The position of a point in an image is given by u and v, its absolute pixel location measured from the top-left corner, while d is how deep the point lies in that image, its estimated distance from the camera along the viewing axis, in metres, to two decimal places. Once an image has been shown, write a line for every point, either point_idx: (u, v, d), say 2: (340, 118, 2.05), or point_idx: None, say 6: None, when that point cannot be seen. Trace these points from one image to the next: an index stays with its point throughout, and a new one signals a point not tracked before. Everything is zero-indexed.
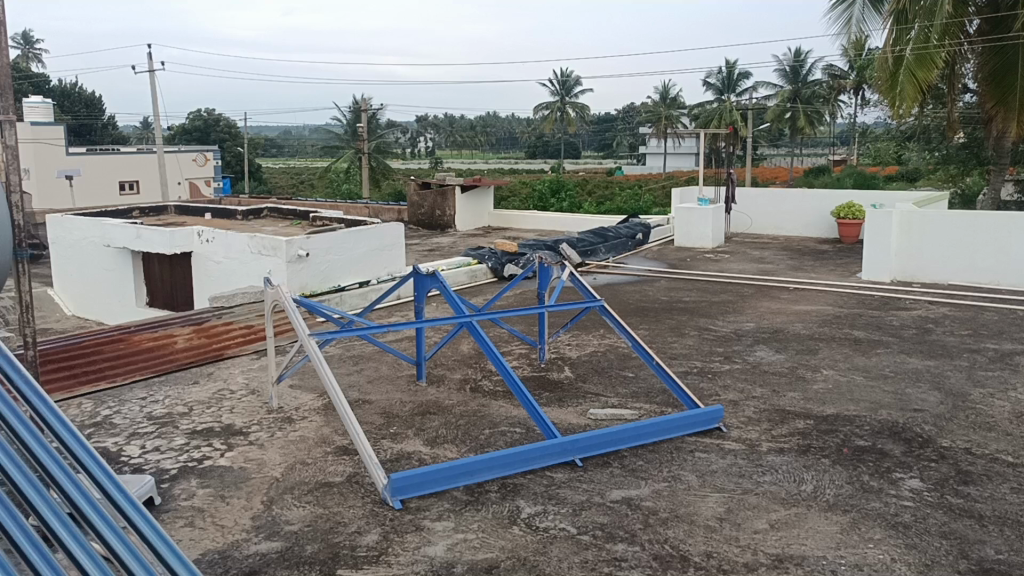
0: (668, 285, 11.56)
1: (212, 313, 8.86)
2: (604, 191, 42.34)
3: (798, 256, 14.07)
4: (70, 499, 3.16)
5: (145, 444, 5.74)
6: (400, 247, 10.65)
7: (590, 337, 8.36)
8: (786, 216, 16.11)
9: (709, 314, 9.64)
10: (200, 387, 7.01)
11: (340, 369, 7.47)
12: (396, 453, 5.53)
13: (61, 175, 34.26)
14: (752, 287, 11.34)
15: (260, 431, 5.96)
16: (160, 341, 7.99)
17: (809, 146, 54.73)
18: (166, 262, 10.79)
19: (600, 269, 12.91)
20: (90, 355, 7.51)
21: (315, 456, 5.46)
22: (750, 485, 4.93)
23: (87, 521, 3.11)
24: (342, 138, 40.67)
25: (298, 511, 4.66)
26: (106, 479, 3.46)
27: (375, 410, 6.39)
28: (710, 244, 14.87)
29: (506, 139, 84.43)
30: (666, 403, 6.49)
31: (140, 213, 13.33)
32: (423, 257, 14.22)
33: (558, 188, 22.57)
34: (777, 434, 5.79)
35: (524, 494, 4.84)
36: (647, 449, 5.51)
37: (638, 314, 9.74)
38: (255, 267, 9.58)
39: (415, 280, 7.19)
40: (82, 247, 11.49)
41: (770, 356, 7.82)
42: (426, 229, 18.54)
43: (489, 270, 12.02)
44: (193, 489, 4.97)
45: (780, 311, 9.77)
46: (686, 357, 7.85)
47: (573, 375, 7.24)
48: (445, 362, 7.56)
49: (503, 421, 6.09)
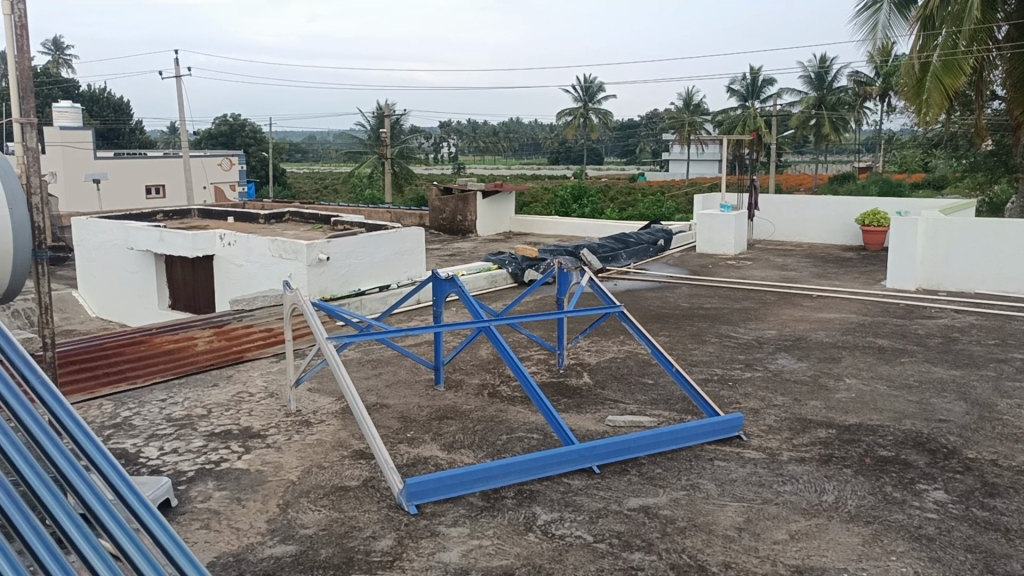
0: (690, 292, 11.48)
1: (233, 316, 8.89)
2: (627, 198, 42.22)
3: (822, 263, 13.93)
4: (82, 500, 3.16)
5: (163, 446, 5.76)
6: (420, 251, 10.66)
7: (610, 343, 8.31)
8: (809, 223, 15.96)
9: (731, 321, 9.56)
10: (219, 390, 7.03)
11: (358, 373, 7.47)
12: (413, 458, 5.50)
13: (88, 179, 34.67)
14: (775, 294, 11.24)
15: (278, 434, 5.96)
16: (181, 344, 8.03)
17: (834, 154, 54.32)
18: (188, 265, 10.86)
19: (621, 275, 12.84)
20: (111, 357, 7.56)
21: (332, 460, 5.46)
22: (770, 495, 4.86)
23: (99, 522, 3.10)
24: (365, 144, 40.85)
25: (314, 515, 4.65)
26: (119, 479, 3.47)
27: (393, 414, 6.38)
28: (732, 251, 14.76)
29: (529, 145, 84.48)
30: (686, 410, 6.42)
31: (164, 216, 13.44)
32: (444, 262, 14.23)
33: (579, 194, 22.51)
34: (798, 443, 5.71)
35: (541, 500, 4.80)
36: (666, 456, 5.45)
37: (658, 320, 9.68)
38: (276, 271, 9.61)
39: (434, 284, 7.17)
40: (106, 249, 11.59)
41: (792, 364, 7.73)
42: (447, 234, 18.56)
43: (509, 275, 12.00)
44: (210, 492, 4.97)
45: (803, 319, 9.66)
46: (706, 364, 7.78)
47: (592, 381, 7.19)
48: (463, 367, 7.54)
49: (520, 427, 6.05)
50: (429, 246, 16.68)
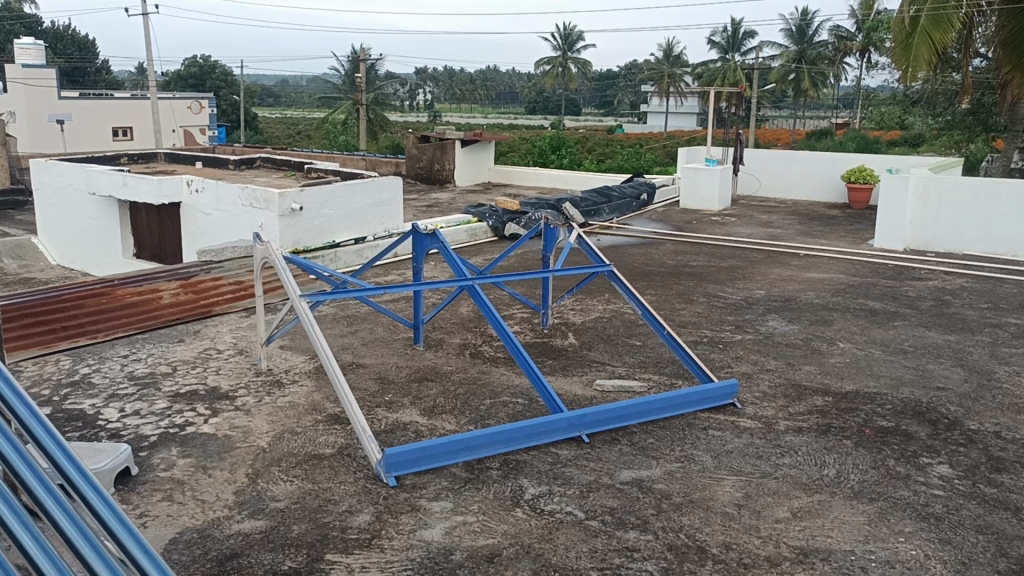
0: (674, 249, 11.19)
1: (199, 267, 8.46)
2: (604, 150, 41.75)
3: (807, 221, 13.68)
4: (13, 470, 2.75)
5: (124, 407, 5.39)
6: (398, 202, 10.24)
7: (595, 302, 8.01)
8: (794, 179, 15.69)
9: (718, 280, 9.30)
10: (185, 346, 6.66)
11: (333, 330, 7.12)
12: (391, 424, 5.20)
13: (51, 119, 33.68)
14: (761, 252, 10.99)
15: (247, 396, 5.62)
16: (144, 296, 7.61)
17: (811, 109, 54.00)
18: (154, 212, 10.37)
19: (603, 230, 12.53)
20: (70, 308, 7.13)
21: (305, 425, 5.13)
22: (768, 468, 4.61)
23: (32, 495, 2.70)
24: (339, 89, 39.89)
25: (286, 486, 4.34)
26: (54, 444, 3.05)
27: (370, 375, 6.06)
28: (716, 206, 14.48)
29: (507, 93, 83.35)
30: (676, 375, 6.16)
31: (128, 160, 12.86)
32: (421, 213, 13.81)
33: (559, 145, 22.03)
34: (795, 411, 5.47)
35: (528, 472, 4.52)
36: (657, 425, 5.19)
37: (644, 278, 9.39)
38: (247, 220, 9.17)
39: (414, 238, 6.80)
40: (67, 194, 11.04)
41: (783, 327, 7.49)
42: (425, 183, 18.08)
43: (489, 228, 11.65)
44: (174, 459, 4.64)
45: (791, 279, 9.42)
46: (695, 325, 7.52)
47: (578, 342, 6.91)
48: (443, 326, 7.21)
49: (504, 391, 5.75)
50: (405, 196, 16.21)
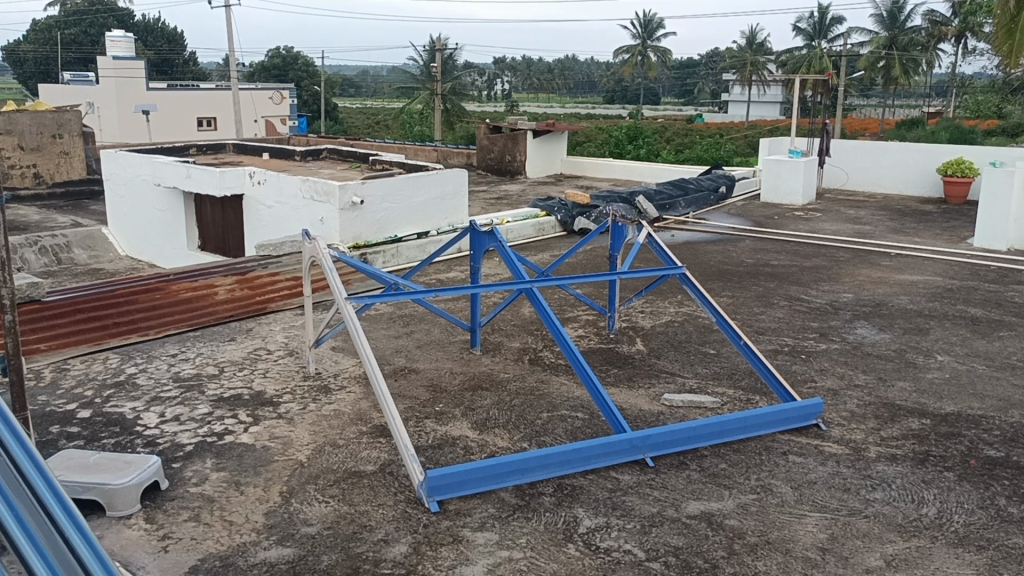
0: (754, 246, 10.55)
1: (257, 262, 8.26)
2: (682, 140, 40.71)
3: (898, 216, 12.83)
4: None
5: (164, 412, 5.16)
6: (463, 195, 9.88)
7: (667, 305, 7.51)
8: (885, 172, 14.79)
9: (801, 281, 8.66)
10: (235, 345, 6.43)
11: (388, 331, 6.81)
12: (439, 438, 4.82)
13: (137, 110, 34.56)
14: (849, 251, 10.26)
15: (292, 402, 5.33)
16: (198, 290, 7.43)
17: (902, 97, 51.75)
18: (217, 204, 10.26)
19: (678, 225, 11.94)
20: (124, 303, 7.00)
21: (348, 437, 4.80)
22: (857, 505, 4.08)
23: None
24: (416, 79, 39.89)
25: (320, 509, 4.01)
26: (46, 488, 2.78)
27: (421, 382, 5.70)
28: (799, 200, 13.73)
29: (585, 82, 82.43)
30: (754, 389, 5.63)
31: (197, 151, 12.83)
32: (490, 206, 13.45)
33: (635, 135, 21.34)
34: (888, 436, 4.89)
35: (584, 500, 4.09)
36: (731, 449, 4.69)
37: (720, 278, 8.82)
38: (307, 213, 8.94)
39: (472, 236, 6.42)
40: (135, 185, 11.03)
41: (873, 336, 6.86)
42: (495, 174, 17.72)
43: (558, 222, 11.21)
44: (207, 472, 4.36)
45: (882, 281, 8.72)
46: (774, 332, 6.94)
47: (646, 349, 6.42)
48: (503, 328, 6.82)
49: (564, 404, 5.32)
50: (475, 187, 15.87)
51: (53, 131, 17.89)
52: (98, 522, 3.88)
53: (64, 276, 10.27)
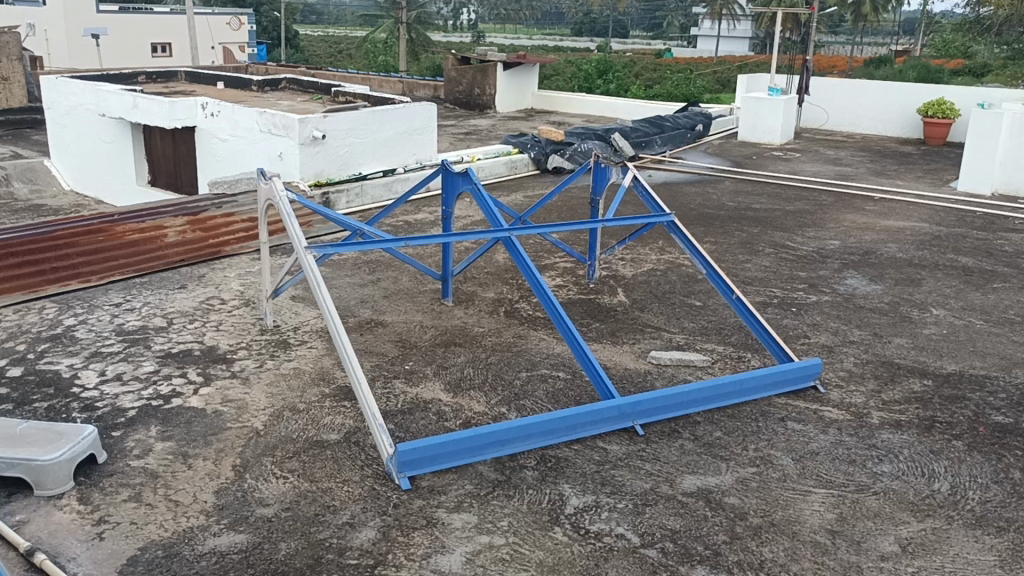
0: (734, 188, 10.16)
1: (210, 201, 7.68)
2: (650, 75, 39.97)
3: (878, 158, 12.51)
4: None
5: (106, 370, 4.69)
6: (431, 131, 9.31)
7: (648, 252, 7.12)
8: (864, 112, 14.42)
9: (785, 227, 8.31)
10: (186, 294, 5.92)
11: (352, 278, 6.34)
12: (409, 402, 4.41)
13: (87, 34, 33.00)
14: (832, 194, 9.90)
15: (247, 359, 4.88)
16: (146, 231, 6.86)
17: (871, 35, 51.31)
18: (168, 136, 9.59)
19: (655, 164, 11.50)
20: (63, 245, 6.43)
21: (309, 401, 4.38)
22: (864, 480, 3.77)
23: None
24: (379, 7, 38.48)
25: (278, 486, 3.60)
26: None
27: (389, 336, 5.27)
28: (778, 140, 13.34)
29: (552, 13, 80.63)
30: (745, 346, 5.28)
31: (146, 78, 12.02)
32: (459, 141, 12.86)
33: (605, 69, 20.65)
34: (889, 399, 4.58)
35: (570, 475, 3.73)
36: (725, 414, 4.35)
37: (701, 222, 8.43)
38: (265, 148, 8.34)
39: (443, 177, 5.91)
40: (79, 114, 10.28)
41: (864, 287, 6.54)
42: (464, 108, 17.05)
43: (531, 160, 10.71)
44: (151, 443, 3.91)
45: (867, 227, 8.40)
46: (762, 282, 6.60)
47: (628, 301, 6.05)
48: (476, 277, 6.39)
49: (544, 362, 4.94)
50: (442, 121, 15.22)
51: None
52: (25, 502, 3.43)
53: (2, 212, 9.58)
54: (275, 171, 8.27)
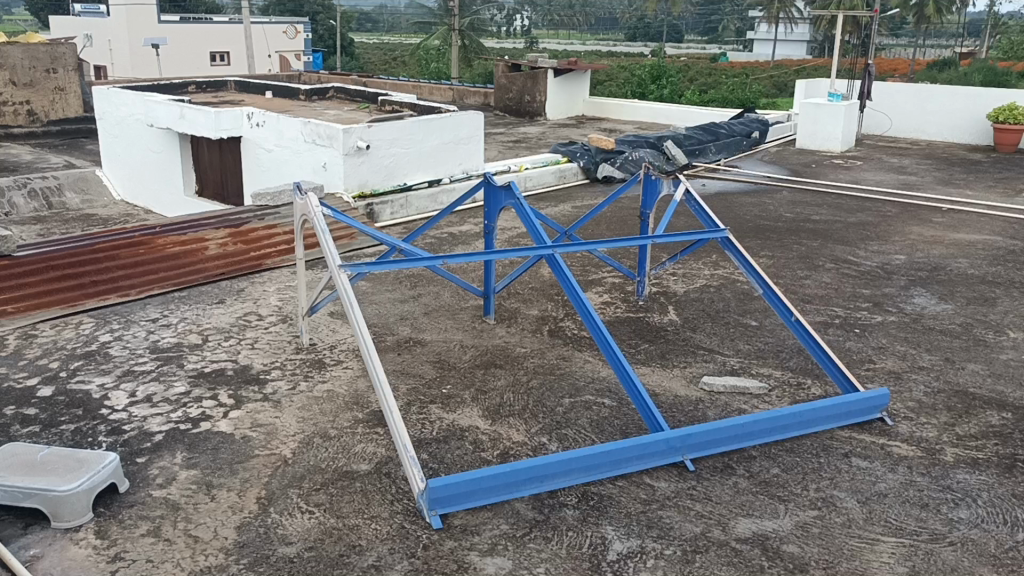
0: (792, 199, 9.76)
1: (253, 213, 7.59)
2: (705, 80, 39.34)
3: (945, 166, 11.97)
4: None
5: (136, 391, 4.56)
6: (478, 140, 9.11)
7: (700, 267, 6.81)
8: (930, 117, 13.85)
9: (847, 240, 7.91)
10: (223, 309, 5.80)
11: (393, 293, 6.15)
12: (445, 430, 4.18)
13: (148, 43, 33.62)
14: (896, 205, 9.45)
15: (280, 380, 4.71)
16: (187, 244, 6.78)
17: (935, 37, 49.88)
18: (215, 146, 9.55)
19: (709, 173, 11.13)
20: (103, 257, 6.37)
21: (340, 427, 4.18)
22: (938, 528, 3.44)
23: None
24: (433, 14, 38.57)
25: (302, 522, 3.40)
26: None
27: (427, 356, 5.06)
28: (838, 147, 12.86)
29: (606, 19, 80.17)
30: (804, 371, 4.95)
31: (196, 88, 12.05)
32: (508, 149, 12.65)
33: (658, 75, 20.25)
34: (964, 434, 4.22)
35: (614, 516, 3.47)
36: (783, 448, 4.04)
37: (757, 235, 8.07)
38: (309, 158, 8.22)
39: (486, 191, 5.68)
40: (129, 124, 10.32)
41: (933, 306, 6.14)
42: (514, 116, 16.84)
43: (580, 169, 10.45)
44: (174, 471, 3.76)
45: (936, 241, 7.95)
46: (822, 300, 6.25)
47: (679, 320, 5.74)
48: (520, 293, 6.15)
49: (588, 387, 4.68)
50: (491, 129, 15.04)
51: (47, 65, 17.11)
52: (41, 535, 3.29)
53: (53, 222, 9.64)
54: (319, 182, 8.15)
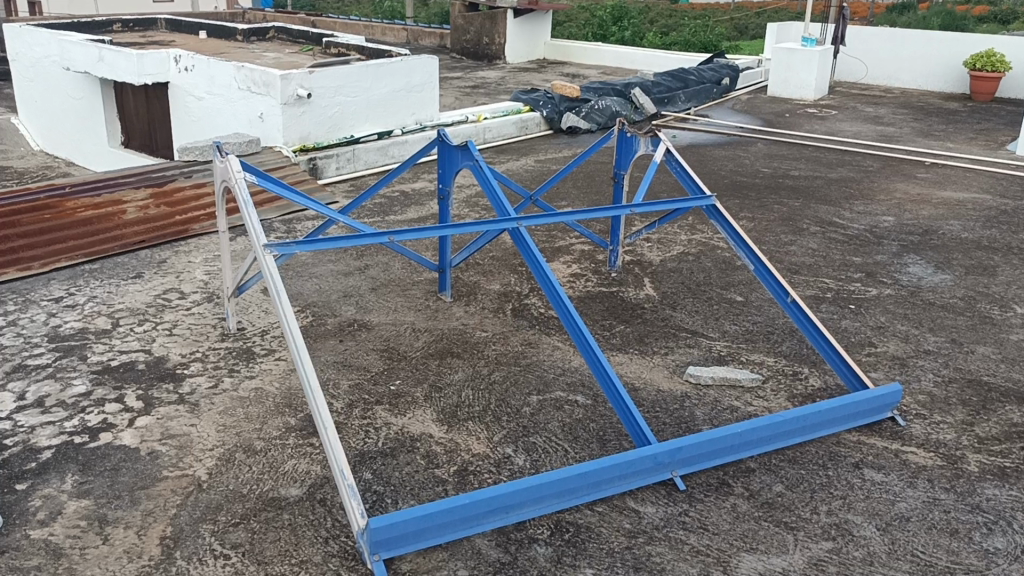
0: (768, 152, 9.18)
1: (179, 170, 6.80)
2: (667, 22, 38.42)
3: (921, 115, 11.47)
4: None
5: (26, 392, 3.85)
6: (433, 87, 8.33)
7: (676, 231, 6.23)
8: (905, 64, 13.31)
9: (830, 199, 7.37)
10: (140, 285, 5.07)
11: (336, 265, 5.46)
12: (393, 439, 3.56)
13: None
14: (877, 160, 8.92)
15: (200, 376, 4.03)
16: (101, 207, 5.99)
17: None
18: (141, 93, 8.66)
19: (679, 123, 10.48)
20: (1, 223, 5.55)
21: (268, 438, 3.54)
22: (975, 563, 2.92)
23: None
24: None
25: (215, 572, 2.77)
26: None
27: (373, 343, 4.40)
28: (812, 95, 12.29)
29: None
30: (800, 358, 4.40)
31: (122, 26, 10.99)
32: (465, 95, 11.85)
33: (620, 16, 19.29)
34: (986, 436, 3.71)
35: (594, 556, 2.90)
36: (786, 459, 3.49)
37: (734, 193, 7.48)
38: (244, 107, 7.41)
39: (441, 152, 4.97)
40: (45, 67, 9.33)
41: (929, 276, 5.63)
42: (472, 59, 15.95)
43: (543, 119, 9.74)
44: (62, 501, 3.10)
45: (923, 200, 7.44)
46: (811, 270, 5.70)
47: (657, 295, 5.15)
48: (480, 264, 5.50)
49: (558, 380, 4.08)
50: (447, 73, 14.16)
51: None
52: None
53: None
54: (256, 134, 7.34)
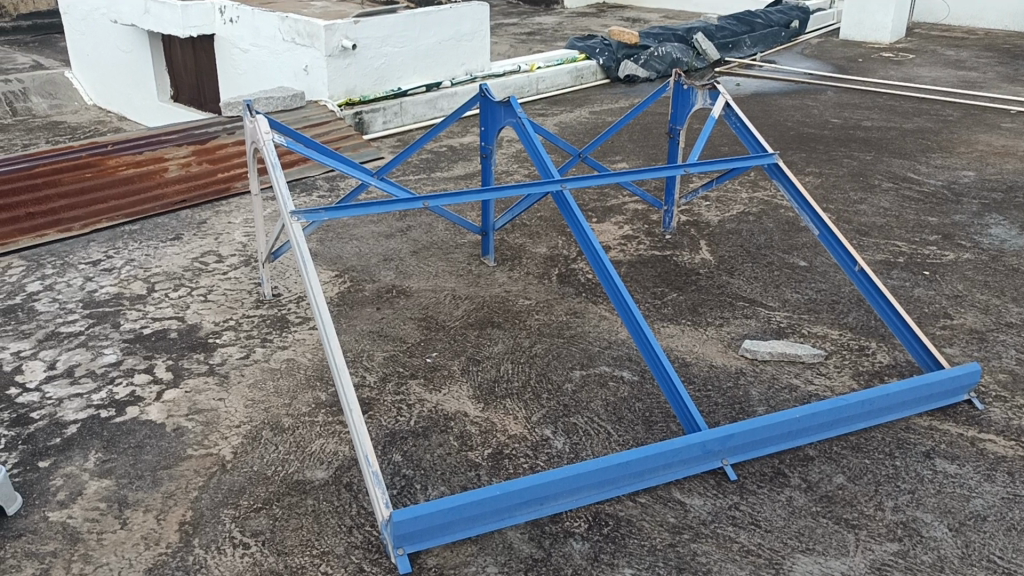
0: (839, 100, 8.64)
1: (222, 126, 6.66)
2: None
3: (1008, 59, 10.70)
4: None
5: (56, 361, 3.77)
6: (483, 36, 8.00)
7: (736, 189, 5.88)
8: (991, 3, 12.42)
9: (905, 152, 6.88)
10: (178, 248, 4.96)
11: (378, 226, 5.27)
12: (426, 418, 3.38)
13: None
14: (958, 108, 8.32)
15: (231, 347, 3.90)
16: (143, 166, 5.89)
17: None
18: (188, 46, 8.53)
19: (744, 70, 9.95)
20: (43, 182, 5.49)
21: (297, 415, 3.39)
22: None
23: None
24: None
25: (232, 563, 2.64)
26: None
27: (411, 312, 4.22)
28: (888, 38, 11.57)
29: None
30: (866, 332, 4.07)
31: None
32: (520, 43, 11.46)
33: None
34: None
35: (634, 554, 2.69)
36: (849, 447, 3.21)
37: (800, 146, 7.05)
38: (289, 59, 7.21)
39: (483, 108, 4.70)
40: (95, 21, 9.27)
41: (1013, 238, 5.19)
42: (529, 4, 15.44)
43: (599, 68, 9.33)
44: (83, 481, 3.00)
45: (1008, 152, 6.90)
46: (882, 231, 5.31)
47: (713, 260, 4.84)
48: (526, 225, 5.26)
49: (604, 355, 3.84)
50: (503, 20, 13.73)
51: None
52: None
53: (15, 134, 8.72)
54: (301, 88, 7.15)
